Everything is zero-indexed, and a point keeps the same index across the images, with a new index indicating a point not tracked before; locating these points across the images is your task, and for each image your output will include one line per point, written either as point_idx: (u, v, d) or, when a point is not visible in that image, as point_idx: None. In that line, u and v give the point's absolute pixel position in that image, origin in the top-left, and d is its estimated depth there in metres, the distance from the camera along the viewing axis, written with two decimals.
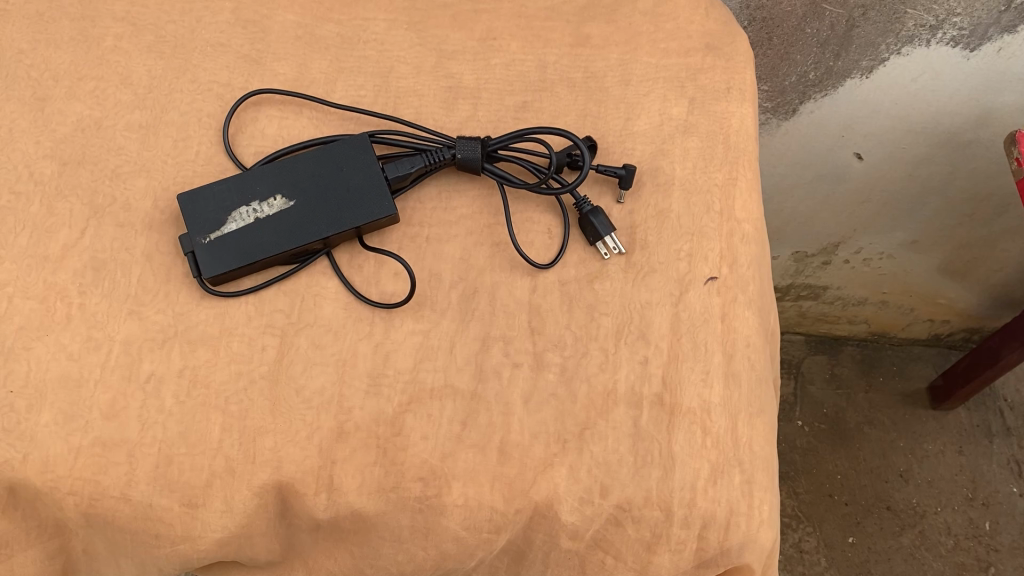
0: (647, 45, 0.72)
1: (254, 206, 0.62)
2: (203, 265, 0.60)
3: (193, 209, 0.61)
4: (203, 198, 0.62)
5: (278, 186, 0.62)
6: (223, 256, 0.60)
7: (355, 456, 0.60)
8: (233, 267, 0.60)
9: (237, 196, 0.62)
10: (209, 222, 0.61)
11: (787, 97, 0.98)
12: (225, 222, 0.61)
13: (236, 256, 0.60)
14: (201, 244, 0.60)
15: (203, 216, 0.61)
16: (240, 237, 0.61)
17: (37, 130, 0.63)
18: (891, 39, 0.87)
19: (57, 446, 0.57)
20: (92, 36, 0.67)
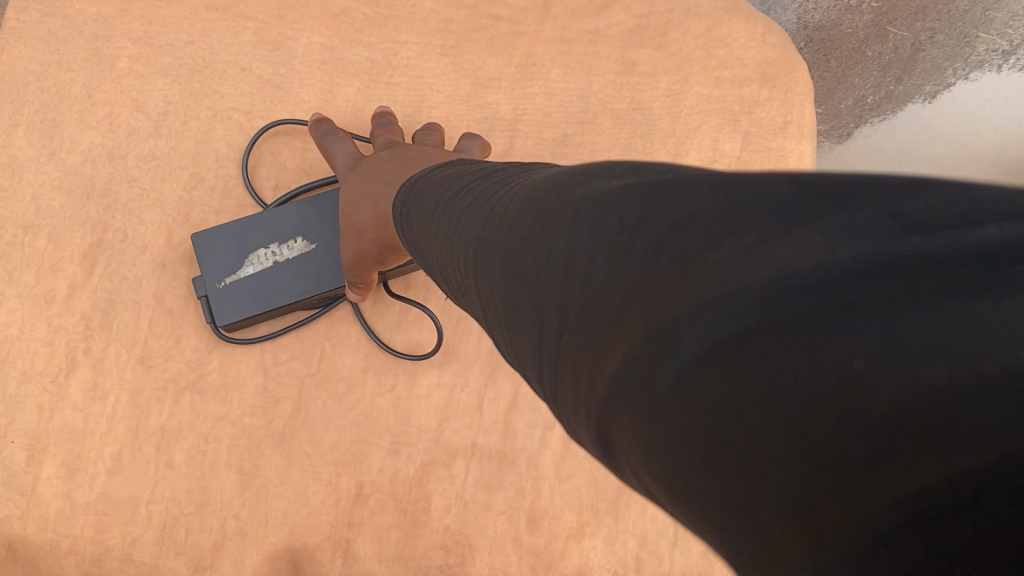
0: (700, 73, 0.67)
1: (274, 248, 0.57)
2: (219, 313, 0.56)
3: (208, 249, 0.56)
4: (218, 236, 0.57)
5: (298, 224, 0.57)
6: (240, 303, 0.56)
7: (373, 519, 0.57)
8: (252, 315, 0.56)
9: (253, 233, 0.57)
10: (226, 265, 0.56)
11: (842, 120, 0.93)
12: (243, 265, 0.57)
13: (254, 303, 0.56)
14: (216, 289, 0.56)
15: (216, 257, 0.56)
16: (257, 282, 0.56)
17: (45, 159, 0.59)
18: (959, 63, 0.80)
19: (59, 502, 0.54)
20: (105, 56, 0.62)
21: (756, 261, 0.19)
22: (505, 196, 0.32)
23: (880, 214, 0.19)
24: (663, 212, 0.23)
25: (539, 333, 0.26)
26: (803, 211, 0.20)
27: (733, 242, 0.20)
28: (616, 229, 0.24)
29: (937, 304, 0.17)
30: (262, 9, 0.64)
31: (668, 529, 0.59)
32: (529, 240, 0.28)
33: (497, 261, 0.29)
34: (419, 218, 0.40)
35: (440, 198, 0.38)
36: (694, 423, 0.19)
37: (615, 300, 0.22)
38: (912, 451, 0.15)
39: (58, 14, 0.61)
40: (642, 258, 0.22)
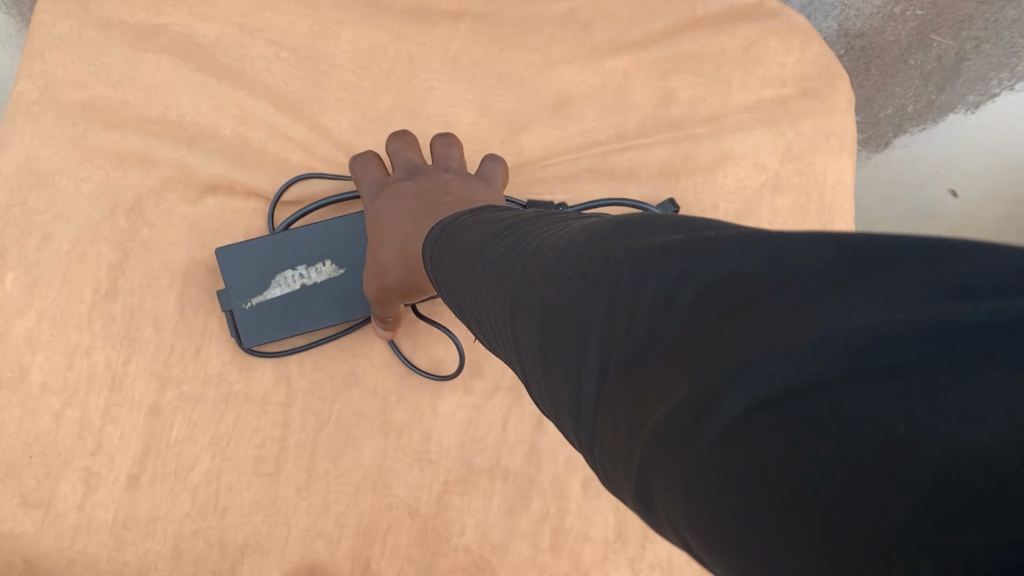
0: (738, 85, 0.65)
1: (302, 271, 0.56)
2: (242, 327, 0.55)
3: (234, 269, 0.55)
4: (245, 255, 0.55)
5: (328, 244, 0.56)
6: (264, 320, 0.55)
7: (394, 539, 0.56)
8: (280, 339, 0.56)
9: (281, 251, 0.55)
10: (252, 285, 0.55)
11: (880, 130, 0.86)
12: (270, 285, 0.55)
13: (279, 322, 0.55)
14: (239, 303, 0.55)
15: (241, 272, 0.55)
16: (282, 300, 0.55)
17: (66, 164, 0.58)
18: (1005, 74, 0.81)
19: (76, 516, 0.53)
20: (127, 53, 0.60)
21: (800, 319, 0.18)
22: (543, 239, 0.31)
23: (929, 287, 0.18)
24: (707, 263, 0.22)
25: (573, 389, 0.25)
26: (853, 272, 0.19)
27: (784, 297, 0.19)
28: (661, 279, 0.23)
29: (970, 379, 0.17)
30: (295, 9, 0.62)
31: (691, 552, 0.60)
32: (566, 286, 0.26)
33: (531, 306, 0.28)
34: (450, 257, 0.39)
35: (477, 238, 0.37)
36: (739, 492, 0.18)
37: (660, 355, 0.21)
38: (955, 523, 0.15)
39: (82, 12, 0.60)
40: (688, 311, 0.21)
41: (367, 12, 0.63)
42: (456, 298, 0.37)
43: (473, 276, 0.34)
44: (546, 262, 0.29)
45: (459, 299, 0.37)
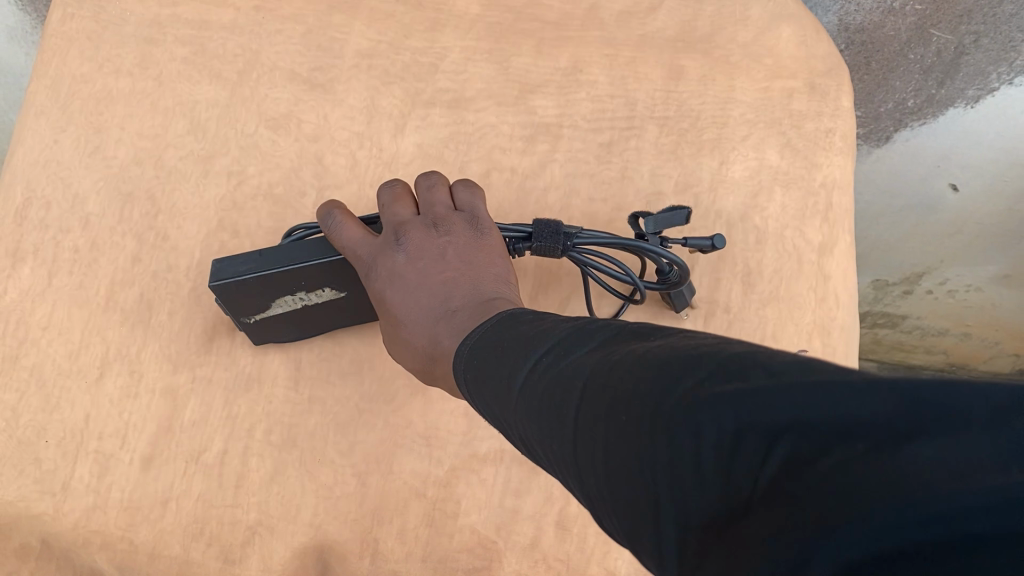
0: (741, 80, 0.67)
1: (305, 297, 0.51)
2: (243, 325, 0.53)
3: (232, 301, 0.50)
4: (241, 293, 0.49)
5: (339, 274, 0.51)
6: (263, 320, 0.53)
7: (402, 521, 0.57)
8: (284, 329, 0.55)
9: (291, 280, 0.49)
10: (253, 308, 0.51)
11: (882, 124, 0.89)
12: (270, 306, 0.52)
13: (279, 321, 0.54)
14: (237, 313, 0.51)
15: (243, 293, 0.49)
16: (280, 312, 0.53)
17: (90, 161, 0.61)
18: (1004, 67, 0.79)
19: (92, 497, 0.55)
20: (155, 61, 0.64)
21: (872, 478, 0.21)
22: (579, 362, 0.31)
23: (942, 453, 0.22)
24: (766, 410, 0.23)
25: (647, 536, 0.24)
26: (872, 440, 0.22)
27: (842, 455, 0.21)
28: (715, 431, 0.23)
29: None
30: (313, 15, 0.66)
31: None
32: (621, 429, 0.26)
33: (589, 442, 0.28)
34: (478, 363, 0.38)
35: (501, 344, 0.38)
36: None
37: (735, 510, 0.22)
38: None
39: (119, 26, 0.65)
40: (753, 468, 0.22)
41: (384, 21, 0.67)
42: (493, 410, 0.36)
43: (514, 399, 0.34)
44: (593, 392, 0.29)
45: (496, 409, 0.36)
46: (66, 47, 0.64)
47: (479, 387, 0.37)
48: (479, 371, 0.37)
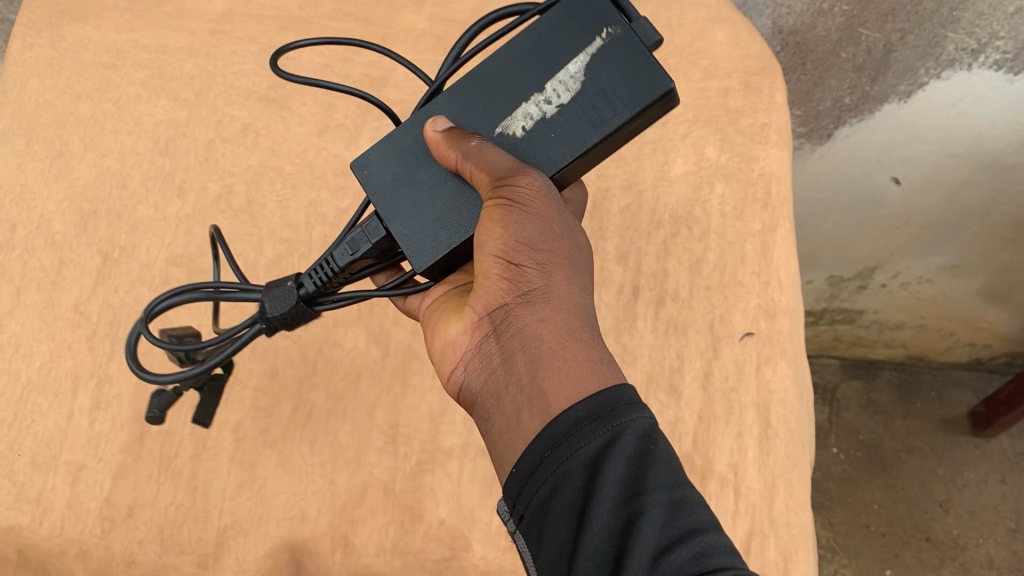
0: (679, 81, 0.70)
1: (502, 84, 0.47)
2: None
3: (625, 62, 0.44)
4: (638, 72, 0.44)
5: (501, 122, 0.46)
6: (589, 16, 0.45)
7: (372, 517, 0.57)
8: (520, 70, 0.46)
9: (580, 118, 0.45)
10: (608, 61, 0.45)
11: (822, 122, 0.93)
12: (580, 72, 0.45)
13: (568, 22, 0.46)
14: (617, 28, 0.45)
15: (627, 76, 0.44)
16: (579, 46, 0.45)
17: (53, 183, 0.64)
18: (931, 62, 0.82)
19: (66, 506, 0.56)
20: (113, 84, 0.67)
21: None
22: None
23: None
24: None
25: None
26: None
27: None
28: None
29: None
30: (265, 36, 0.69)
31: None
32: None
33: None
34: (658, 460, 0.37)
35: (688, 482, 0.37)
36: None
37: None
38: None
39: (76, 54, 0.68)
40: None
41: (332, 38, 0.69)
42: (637, 489, 0.36)
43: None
44: None
45: (655, 492, 0.35)
46: (28, 76, 0.68)
47: (643, 464, 0.36)
48: (657, 461, 0.37)
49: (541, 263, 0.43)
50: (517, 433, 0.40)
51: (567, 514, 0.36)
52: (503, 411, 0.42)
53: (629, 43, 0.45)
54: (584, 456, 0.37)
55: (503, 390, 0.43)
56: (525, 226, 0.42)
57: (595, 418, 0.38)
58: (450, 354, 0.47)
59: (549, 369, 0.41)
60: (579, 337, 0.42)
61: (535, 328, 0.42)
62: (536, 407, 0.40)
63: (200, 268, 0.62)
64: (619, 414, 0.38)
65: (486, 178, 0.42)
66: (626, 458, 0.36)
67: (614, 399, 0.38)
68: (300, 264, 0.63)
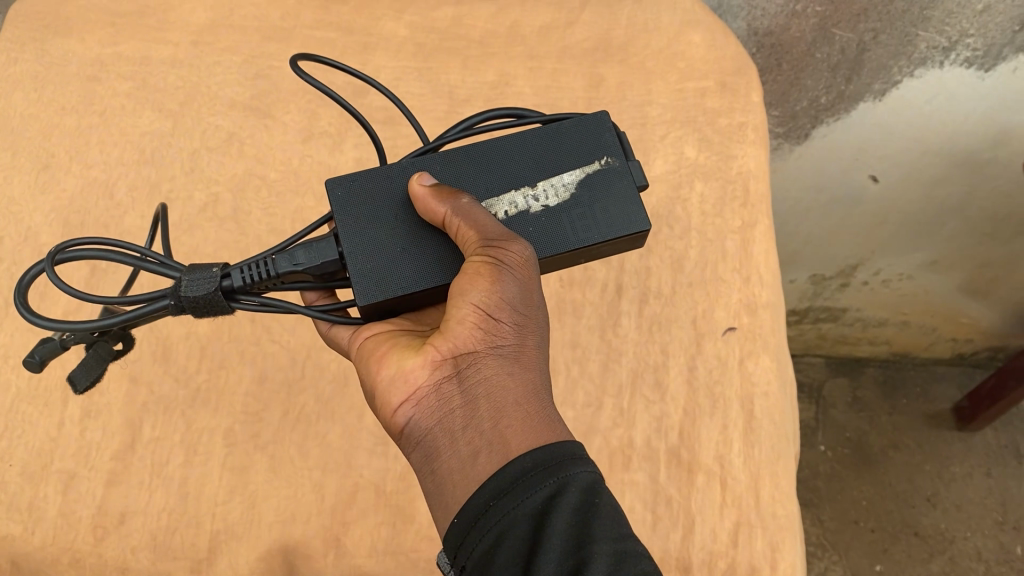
0: (657, 83, 0.71)
1: (495, 170, 0.48)
2: (608, 128, 0.49)
3: (615, 193, 0.47)
4: (625, 205, 0.47)
5: (487, 199, 0.47)
6: (595, 140, 0.49)
7: (364, 519, 0.58)
8: (516, 165, 0.48)
9: (559, 223, 0.47)
10: (600, 184, 0.48)
11: (799, 122, 0.94)
12: (572, 186, 0.47)
13: (575, 139, 0.49)
14: (619, 159, 0.48)
15: (617, 204, 0.47)
16: (579, 163, 0.48)
17: (39, 194, 0.65)
18: (903, 61, 0.83)
19: (58, 515, 0.57)
20: (98, 97, 0.68)
21: None
22: None
23: None
24: None
25: None
26: None
27: None
28: None
29: None
30: (248, 47, 0.70)
31: (646, 513, 0.59)
32: None
33: None
34: (603, 512, 0.36)
35: (632, 536, 0.36)
36: None
37: None
38: None
39: (61, 69, 0.69)
40: None
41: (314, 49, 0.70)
42: (581, 538, 0.35)
43: None
44: None
45: (600, 542, 0.34)
46: (14, 90, 0.68)
47: (588, 516, 0.35)
48: (603, 513, 0.36)
49: (516, 327, 0.43)
50: (469, 477, 0.39)
51: (509, 563, 0.34)
52: (453, 456, 0.40)
53: (624, 178, 0.48)
54: (531, 505, 0.35)
55: (455, 435, 0.40)
56: (511, 285, 0.42)
57: (547, 469, 0.37)
58: (392, 390, 0.43)
59: (512, 426, 0.39)
60: (542, 401, 0.41)
61: (501, 381, 0.41)
62: (494, 453, 0.38)
63: None
64: (568, 466, 0.37)
65: (474, 237, 0.43)
66: (572, 508, 0.35)
67: (559, 451, 0.37)
68: None
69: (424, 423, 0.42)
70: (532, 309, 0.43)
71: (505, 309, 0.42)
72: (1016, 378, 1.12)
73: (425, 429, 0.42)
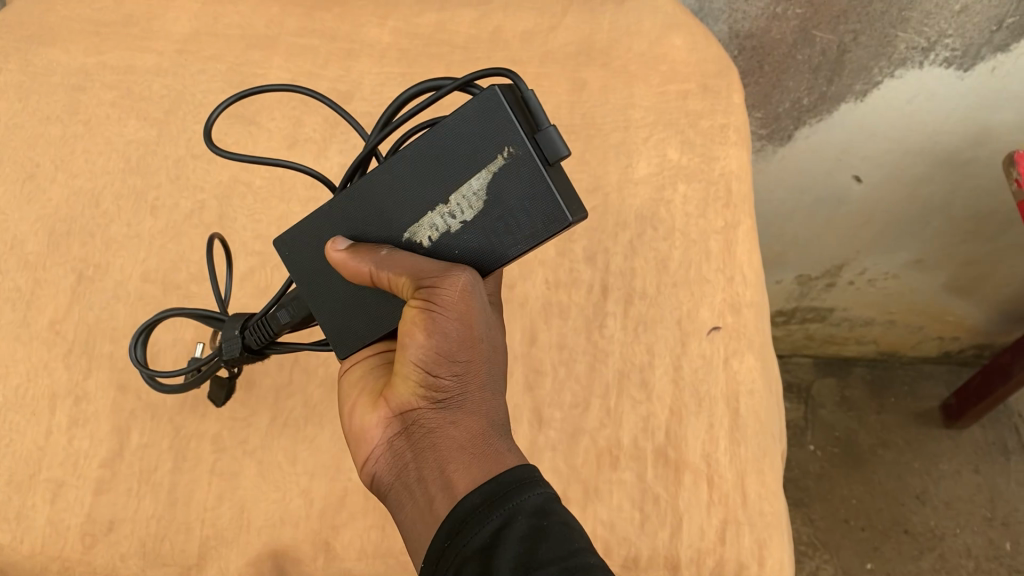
0: (640, 86, 0.72)
1: (410, 189, 0.43)
2: (503, 103, 0.40)
3: (525, 189, 0.40)
4: (538, 201, 0.40)
5: (408, 228, 0.44)
6: (495, 122, 0.40)
7: (353, 522, 0.58)
8: (424, 178, 0.43)
9: (481, 237, 0.42)
10: (507, 181, 0.41)
11: (782, 124, 0.94)
12: (481, 192, 0.41)
13: (473, 131, 0.41)
14: (525, 140, 0.40)
15: (532, 200, 0.40)
16: (483, 159, 0.41)
17: (27, 204, 0.65)
18: (884, 61, 0.84)
19: (48, 523, 0.57)
20: (83, 106, 0.68)
21: None
22: None
23: None
24: None
25: None
26: None
27: None
28: None
29: None
30: (232, 55, 0.70)
31: (633, 512, 0.59)
32: None
33: None
34: (550, 533, 0.37)
35: (583, 550, 0.37)
36: None
37: None
38: None
39: (47, 79, 0.69)
40: None
41: (298, 59, 0.71)
42: (528, 563, 0.36)
43: None
44: None
45: (546, 565, 0.36)
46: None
47: (535, 538, 0.37)
48: (550, 536, 0.37)
49: (461, 369, 0.43)
50: (430, 520, 0.41)
51: None
52: (416, 504, 0.43)
53: (532, 165, 0.40)
54: (478, 541, 0.37)
55: (412, 485, 0.43)
56: (448, 332, 0.42)
57: (493, 502, 0.38)
58: (364, 444, 0.47)
59: (462, 471, 0.41)
60: (488, 440, 0.42)
61: (446, 430, 0.43)
62: (442, 500, 0.41)
63: (174, 283, 0.63)
64: (515, 493, 0.39)
65: (407, 282, 0.41)
66: (516, 536, 0.37)
67: (504, 482, 0.39)
68: (273, 276, 0.64)
69: (392, 475, 0.45)
70: (475, 344, 0.43)
71: (442, 360, 0.43)
72: (1002, 376, 1.12)
73: (393, 480, 0.45)
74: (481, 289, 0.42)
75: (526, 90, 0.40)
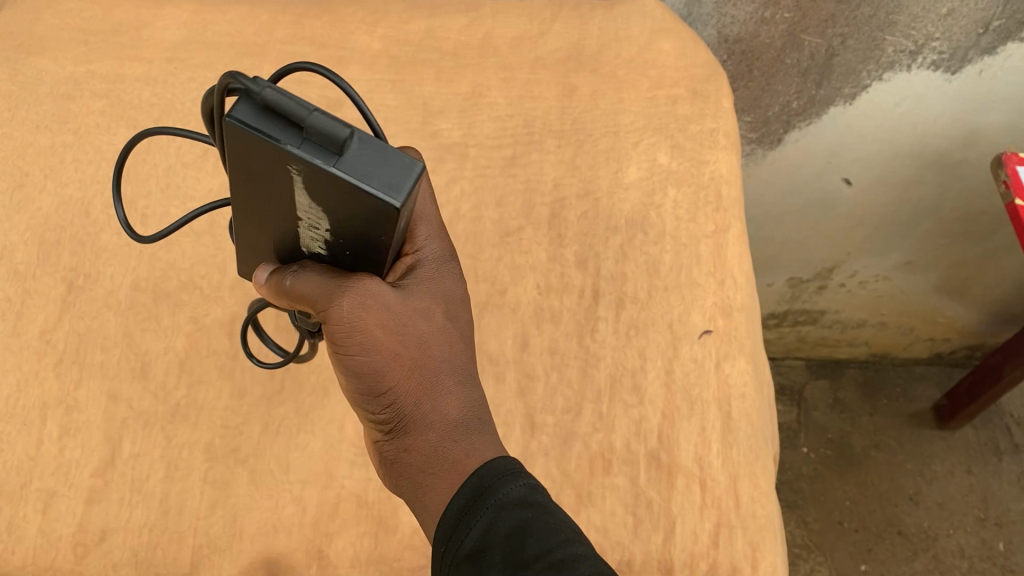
0: (629, 91, 0.72)
1: (272, 206, 0.40)
2: (246, 115, 0.33)
3: (333, 191, 0.35)
4: (355, 199, 0.34)
5: (303, 243, 0.42)
6: (260, 145, 0.34)
7: (346, 530, 0.58)
8: (266, 194, 0.39)
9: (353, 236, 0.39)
10: (318, 187, 0.35)
11: (772, 127, 0.94)
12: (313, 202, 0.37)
13: (252, 149, 0.35)
14: (298, 152, 0.33)
15: (352, 200, 0.35)
16: (286, 174, 0.35)
17: (15, 213, 0.65)
18: (872, 65, 0.84)
19: (38, 533, 0.56)
20: (72, 115, 0.68)
21: None
22: None
23: None
24: None
25: None
26: None
27: None
28: None
29: None
30: (222, 62, 0.70)
31: (627, 516, 0.59)
32: None
33: None
34: (535, 527, 0.39)
35: (571, 539, 0.39)
36: None
37: None
38: None
39: (34, 88, 0.69)
40: None
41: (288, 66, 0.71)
42: (517, 560, 0.38)
43: None
44: None
45: (534, 563, 0.38)
46: None
47: (521, 533, 0.39)
48: (535, 530, 0.39)
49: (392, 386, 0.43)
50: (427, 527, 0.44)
51: None
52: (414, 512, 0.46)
53: (318, 167, 0.33)
54: (467, 543, 0.39)
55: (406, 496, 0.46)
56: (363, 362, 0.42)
57: (478, 499, 0.41)
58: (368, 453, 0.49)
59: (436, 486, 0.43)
60: (446, 452, 0.43)
61: (406, 451, 0.44)
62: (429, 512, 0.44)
63: (164, 292, 0.64)
64: (497, 488, 0.41)
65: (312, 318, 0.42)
66: (502, 535, 0.39)
67: (483, 479, 0.41)
68: None
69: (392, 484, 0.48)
70: (395, 362, 0.42)
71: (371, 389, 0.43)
72: (992, 377, 1.13)
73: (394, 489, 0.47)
74: (381, 304, 0.41)
75: (258, 91, 0.32)
